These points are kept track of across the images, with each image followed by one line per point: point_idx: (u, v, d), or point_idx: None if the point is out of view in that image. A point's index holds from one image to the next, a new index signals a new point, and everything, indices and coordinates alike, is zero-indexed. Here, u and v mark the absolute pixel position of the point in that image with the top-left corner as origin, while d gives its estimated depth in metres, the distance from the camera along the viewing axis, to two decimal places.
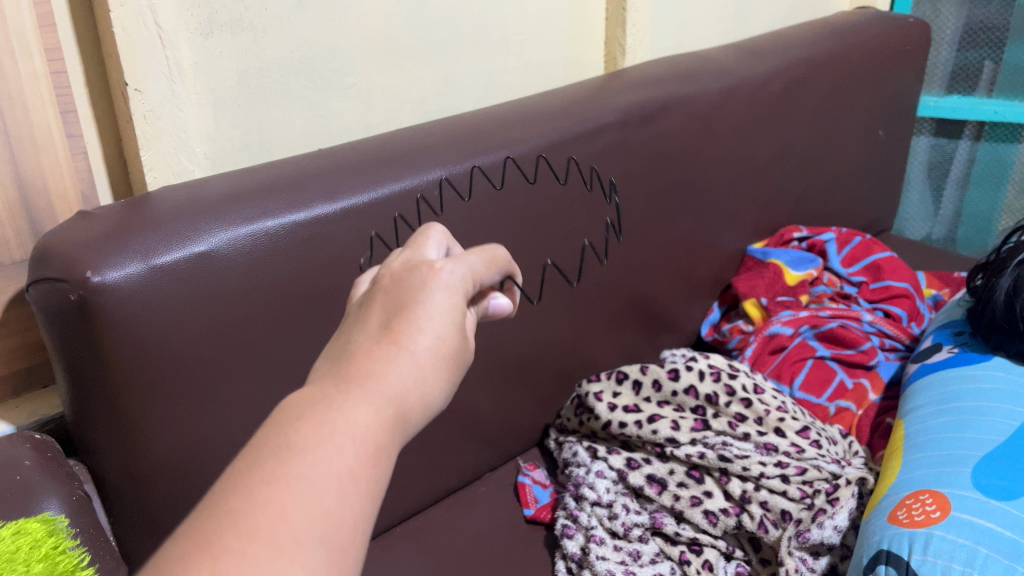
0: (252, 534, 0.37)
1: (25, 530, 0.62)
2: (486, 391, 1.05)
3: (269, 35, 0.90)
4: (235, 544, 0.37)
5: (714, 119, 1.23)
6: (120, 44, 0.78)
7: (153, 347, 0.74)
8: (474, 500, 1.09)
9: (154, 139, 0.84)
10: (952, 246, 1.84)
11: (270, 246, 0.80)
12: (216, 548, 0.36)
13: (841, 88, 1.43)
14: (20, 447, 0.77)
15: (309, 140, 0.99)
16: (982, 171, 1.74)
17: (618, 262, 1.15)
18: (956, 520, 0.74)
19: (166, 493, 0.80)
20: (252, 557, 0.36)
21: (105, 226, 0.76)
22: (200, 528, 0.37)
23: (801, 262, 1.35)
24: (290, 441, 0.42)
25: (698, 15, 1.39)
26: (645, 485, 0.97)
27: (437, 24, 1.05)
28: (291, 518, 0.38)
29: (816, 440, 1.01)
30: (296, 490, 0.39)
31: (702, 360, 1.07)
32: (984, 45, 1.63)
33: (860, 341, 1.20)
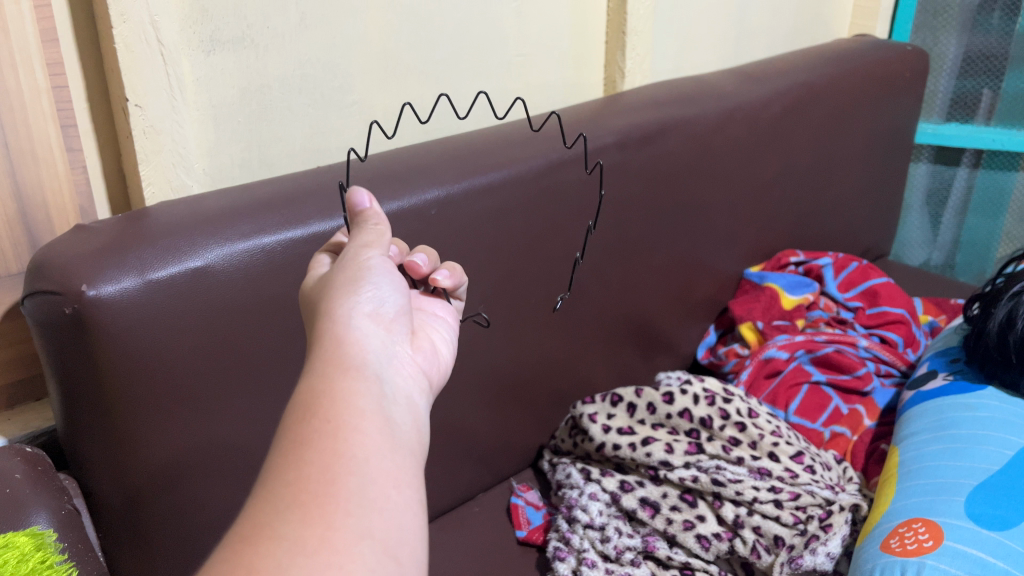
0: (271, 538, 0.37)
1: (13, 543, 0.62)
2: (480, 410, 1.05)
3: (271, 52, 0.91)
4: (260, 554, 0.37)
5: (713, 142, 1.23)
6: (122, 61, 0.79)
7: (147, 362, 0.74)
8: (466, 520, 1.08)
9: (153, 154, 0.84)
10: (950, 272, 1.85)
11: (267, 262, 0.81)
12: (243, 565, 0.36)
13: (839, 114, 1.44)
14: (11, 460, 0.77)
15: (309, 157, 0.99)
16: (982, 199, 1.75)
17: (615, 283, 1.15)
18: (949, 549, 0.74)
19: (156, 508, 0.79)
20: (243, 554, 0.37)
21: (103, 241, 0.76)
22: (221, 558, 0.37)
23: (798, 287, 1.36)
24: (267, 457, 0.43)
25: (697, 40, 1.40)
26: (638, 508, 0.96)
27: (438, 44, 1.06)
28: (277, 512, 0.39)
29: (810, 465, 1.00)
30: (275, 488, 0.40)
31: (696, 384, 1.06)
32: (983, 74, 1.64)
33: (855, 367, 1.20)
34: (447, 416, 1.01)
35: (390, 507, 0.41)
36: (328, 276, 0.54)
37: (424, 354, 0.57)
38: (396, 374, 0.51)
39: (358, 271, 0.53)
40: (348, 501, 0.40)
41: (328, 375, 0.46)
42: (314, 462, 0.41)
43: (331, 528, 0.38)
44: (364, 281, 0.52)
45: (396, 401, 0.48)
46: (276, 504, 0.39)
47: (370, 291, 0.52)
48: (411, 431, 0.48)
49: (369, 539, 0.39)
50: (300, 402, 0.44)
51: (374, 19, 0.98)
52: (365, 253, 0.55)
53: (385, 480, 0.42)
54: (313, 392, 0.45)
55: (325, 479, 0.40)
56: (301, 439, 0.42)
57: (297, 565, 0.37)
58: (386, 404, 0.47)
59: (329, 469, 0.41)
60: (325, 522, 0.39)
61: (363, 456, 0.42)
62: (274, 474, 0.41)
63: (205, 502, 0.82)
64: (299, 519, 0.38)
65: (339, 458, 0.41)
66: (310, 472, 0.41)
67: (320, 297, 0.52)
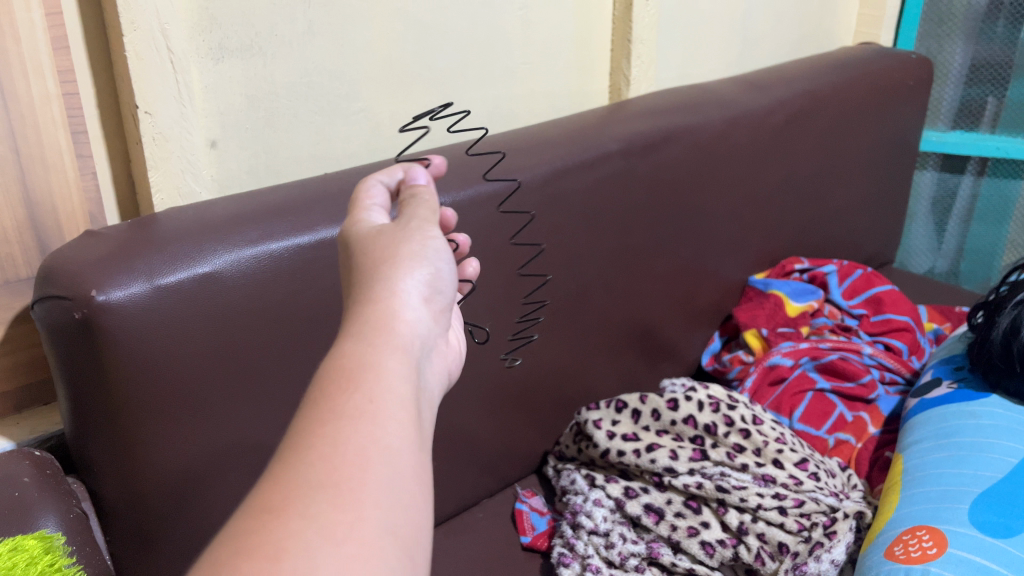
0: (301, 515, 0.35)
1: (22, 547, 0.63)
2: (485, 416, 1.06)
3: (279, 59, 0.91)
4: (285, 530, 0.34)
5: (717, 150, 1.24)
6: (132, 69, 0.79)
7: (155, 367, 0.75)
8: (470, 526, 1.09)
9: (162, 161, 0.85)
10: (955, 280, 1.85)
11: (274, 268, 0.81)
12: (265, 541, 0.33)
13: (843, 122, 1.45)
14: (20, 464, 0.78)
15: (316, 163, 1.00)
16: (985, 209, 1.75)
17: (619, 290, 1.16)
18: (953, 557, 0.74)
19: (163, 512, 0.80)
20: (271, 528, 0.34)
21: (112, 247, 0.77)
22: (239, 530, 0.34)
23: (802, 294, 1.36)
24: (296, 423, 0.40)
25: (702, 48, 1.41)
26: (643, 514, 0.96)
27: (445, 52, 1.07)
28: (307, 488, 0.36)
29: (815, 472, 1.00)
30: (306, 460, 0.37)
31: (701, 390, 1.06)
32: (987, 82, 1.65)
33: (860, 374, 1.21)
34: (451, 422, 1.02)
35: (416, 502, 0.39)
36: (386, 232, 0.52)
37: (451, 354, 0.55)
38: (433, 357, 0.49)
39: (424, 250, 0.50)
40: (378, 494, 0.37)
41: (375, 347, 0.44)
42: (350, 442, 0.38)
43: (359, 517, 0.36)
44: (427, 262, 0.50)
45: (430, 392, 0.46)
46: (306, 479, 0.36)
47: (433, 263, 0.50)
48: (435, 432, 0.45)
49: (392, 535, 0.36)
50: (342, 368, 0.42)
51: (380, 27, 0.99)
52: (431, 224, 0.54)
53: (412, 471, 0.39)
54: (359, 360, 0.42)
55: (359, 463, 0.38)
56: (340, 411, 0.39)
57: (326, 552, 0.34)
58: (420, 398, 0.44)
59: (364, 452, 0.38)
60: (353, 510, 0.36)
61: (399, 447, 0.39)
62: (306, 442, 0.38)
63: (211, 506, 0.83)
64: (328, 499, 0.36)
65: (375, 443, 0.39)
66: (345, 453, 0.38)
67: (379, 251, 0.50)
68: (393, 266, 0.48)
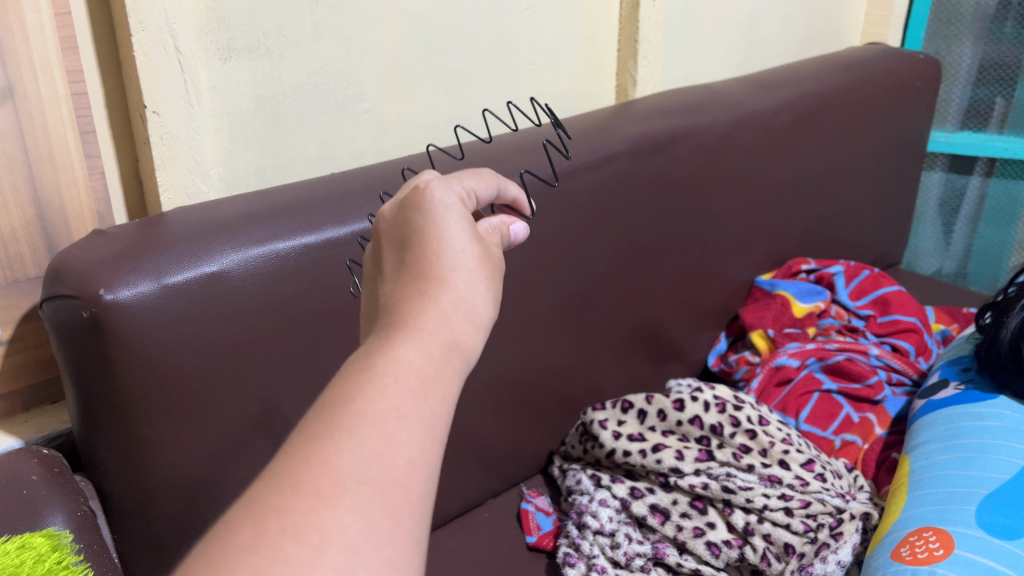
0: (343, 508, 0.33)
1: (29, 544, 0.63)
2: (491, 416, 1.06)
3: (286, 59, 0.92)
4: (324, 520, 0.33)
5: (724, 150, 1.24)
6: (140, 69, 0.80)
7: (162, 366, 0.75)
8: (476, 525, 1.09)
9: (170, 160, 0.85)
10: (962, 281, 1.84)
11: (280, 267, 0.82)
12: (301, 529, 0.32)
13: (851, 122, 1.44)
14: (28, 462, 0.78)
15: (323, 164, 1.00)
16: (994, 209, 1.75)
17: (625, 290, 1.16)
18: (960, 558, 0.74)
19: (170, 511, 0.80)
20: (317, 516, 0.33)
21: (120, 246, 0.77)
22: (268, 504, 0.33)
23: (809, 295, 1.36)
24: (351, 399, 0.38)
25: (708, 48, 1.41)
26: (648, 515, 0.96)
27: (452, 52, 1.07)
28: (355, 480, 0.34)
29: (821, 473, 1.00)
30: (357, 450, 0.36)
31: (707, 391, 1.06)
32: (995, 83, 1.64)
33: (866, 375, 1.20)
34: (457, 421, 1.02)
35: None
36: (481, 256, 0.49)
37: None
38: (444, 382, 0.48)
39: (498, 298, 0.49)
40: (419, 507, 0.36)
41: (441, 361, 0.42)
42: (404, 449, 0.37)
43: (399, 525, 0.35)
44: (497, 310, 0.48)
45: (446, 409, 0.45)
46: (357, 472, 0.35)
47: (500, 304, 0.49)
48: None
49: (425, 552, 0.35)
50: (403, 370, 0.40)
51: (387, 27, 0.99)
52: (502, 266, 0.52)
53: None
54: (437, 382, 0.40)
55: (407, 470, 0.36)
56: (398, 410, 0.38)
57: (367, 558, 0.33)
58: None
59: (415, 462, 0.37)
60: (393, 515, 0.35)
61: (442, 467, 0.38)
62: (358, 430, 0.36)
63: (218, 505, 0.83)
64: (375, 500, 0.34)
65: (423, 454, 0.37)
66: (399, 458, 0.36)
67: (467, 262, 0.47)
68: (483, 303, 0.46)
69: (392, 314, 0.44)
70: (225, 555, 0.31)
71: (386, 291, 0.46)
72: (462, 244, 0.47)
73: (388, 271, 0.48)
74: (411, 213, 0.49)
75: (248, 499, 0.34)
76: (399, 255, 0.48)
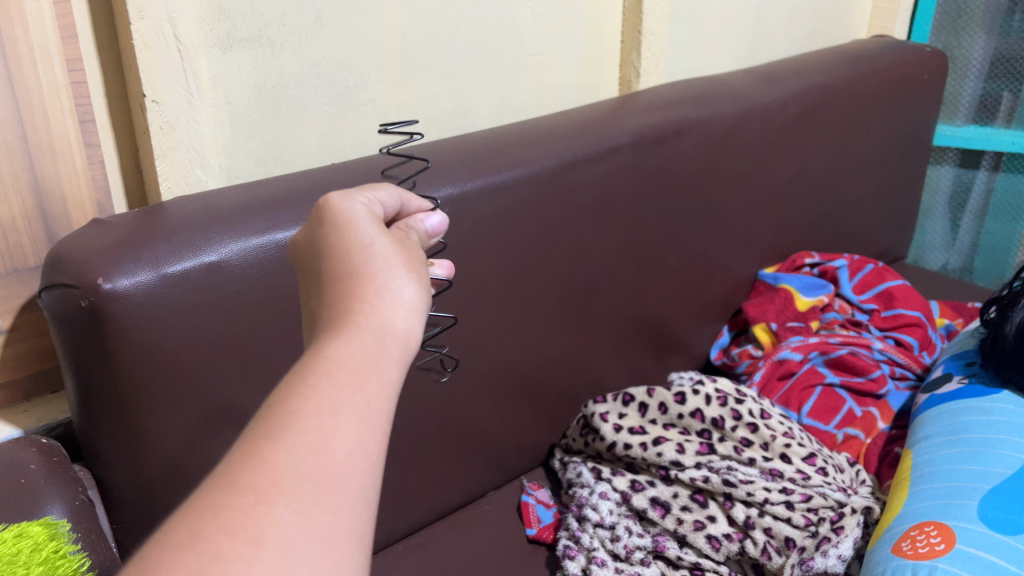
0: (286, 504, 0.34)
1: (26, 533, 0.64)
2: (491, 408, 1.06)
3: (287, 50, 0.91)
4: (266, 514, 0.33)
5: (729, 142, 1.23)
6: (140, 58, 0.79)
7: (160, 355, 0.75)
8: (477, 517, 1.08)
9: (169, 150, 0.85)
10: (968, 277, 1.83)
11: (280, 258, 0.81)
12: (249, 527, 0.33)
13: (857, 115, 1.44)
14: (26, 450, 0.77)
15: (324, 154, 1.00)
16: (1000, 203, 1.74)
17: (628, 283, 1.15)
18: (961, 553, 0.73)
19: (170, 500, 0.80)
20: (254, 513, 0.33)
21: (118, 235, 0.77)
22: (211, 503, 0.33)
23: (813, 288, 1.35)
24: (286, 401, 0.38)
25: (713, 40, 1.40)
26: (648, 508, 0.96)
27: (455, 43, 1.07)
28: (297, 478, 0.35)
29: (823, 467, 0.99)
30: (297, 447, 0.36)
31: (708, 384, 1.06)
32: (1002, 77, 1.63)
33: (869, 369, 1.19)
34: (457, 413, 1.02)
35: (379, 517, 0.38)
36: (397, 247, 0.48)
37: None
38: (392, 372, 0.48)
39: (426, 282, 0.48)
40: (358, 501, 0.36)
41: (377, 351, 0.41)
42: (341, 441, 0.37)
43: (339, 518, 0.35)
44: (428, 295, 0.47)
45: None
46: (296, 468, 0.35)
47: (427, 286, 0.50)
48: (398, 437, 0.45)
49: (364, 546, 0.36)
50: (344, 363, 0.40)
51: (390, 18, 0.99)
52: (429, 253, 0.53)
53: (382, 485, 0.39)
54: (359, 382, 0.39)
55: (345, 465, 0.36)
56: (334, 403, 0.38)
57: (305, 553, 0.33)
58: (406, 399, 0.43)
59: (352, 455, 0.37)
60: (333, 509, 0.35)
61: (380, 456, 0.39)
62: (290, 427, 0.36)
63: None
64: (312, 493, 0.35)
65: (362, 448, 0.38)
66: (336, 452, 0.36)
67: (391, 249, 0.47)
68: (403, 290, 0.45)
69: (323, 319, 0.43)
70: (172, 553, 0.31)
71: (310, 306, 0.46)
72: (370, 237, 0.47)
73: (310, 286, 0.47)
74: (319, 228, 0.48)
75: (198, 495, 0.34)
76: (314, 267, 0.47)
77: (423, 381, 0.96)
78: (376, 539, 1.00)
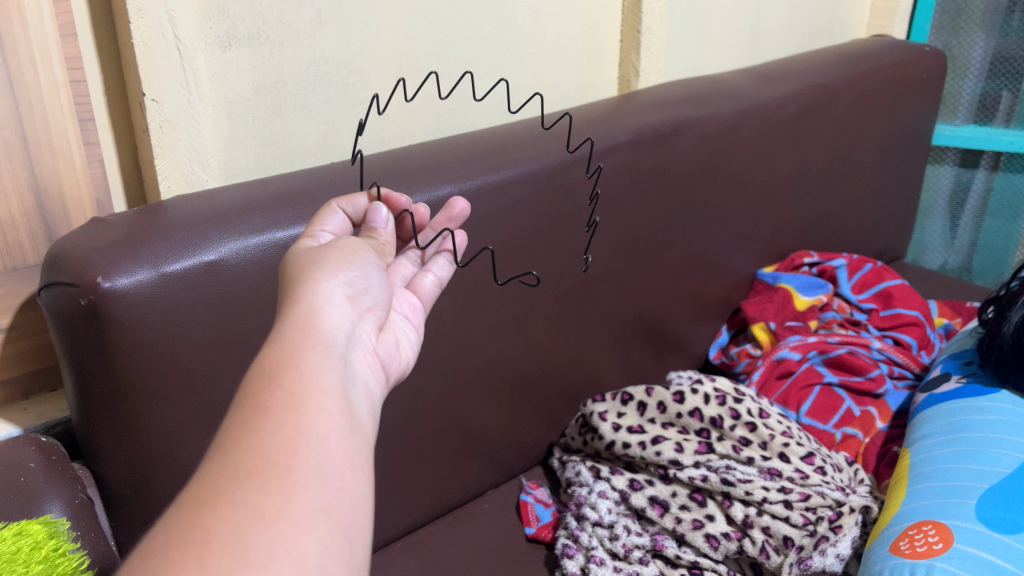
0: (231, 501, 0.37)
1: (26, 531, 0.64)
2: (490, 406, 1.06)
3: (287, 48, 0.91)
4: (215, 514, 0.36)
5: (728, 141, 1.23)
6: (140, 56, 0.79)
7: (160, 354, 0.75)
8: (476, 516, 1.09)
9: (169, 148, 0.85)
10: (967, 276, 1.84)
11: (280, 256, 0.81)
12: (203, 529, 0.35)
13: (856, 115, 1.44)
14: (25, 449, 0.77)
15: (323, 153, 1.00)
16: (999, 203, 1.74)
17: (627, 282, 1.15)
18: (958, 552, 0.73)
19: (169, 499, 0.81)
20: (199, 519, 0.36)
21: (119, 234, 0.77)
22: (170, 524, 0.36)
23: (812, 288, 1.35)
24: (225, 424, 0.42)
25: (713, 39, 1.40)
26: (647, 507, 0.96)
27: (454, 42, 1.07)
28: (235, 479, 0.38)
29: (821, 466, 0.99)
30: (235, 453, 0.39)
31: (707, 384, 1.06)
32: (1002, 76, 1.63)
33: (868, 368, 1.19)
34: (455, 412, 1.02)
35: (345, 486, 0.41)
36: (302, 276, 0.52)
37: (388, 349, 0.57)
38: (356, 358, 0.51)
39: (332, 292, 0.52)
40: (306, 478, 0.39)
41: (288, 358, 0.45)
42: (276, 433, 0.40)
43: (288, 499, 0.38)
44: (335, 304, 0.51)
45: (357, 386, 0.49)
46: (236, 470, 0.38)
47: (350, 278, 0.54)
48: (367, 419, 0.48)
49: (325, 515, 0.39)
50: (266, 369, 0.44)
51: (389, 17, 0.99)
52: (361, 248, 0.58)
53: (342, 457, 0.42)
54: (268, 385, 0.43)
55: (281, 453, 0.39)
56: (262, 407, 0.41)
57: (256, 535, 0.36)
58: (347, 384, 0.47)
59: (286, 444, 0.40)
60: (280, 494, 0.38)
61: (324, 433, 0.42)
62: (228, 440, 0.40)
63: None
64: (256, 486, 0.38)
65: (301, 432, 0.41)
66: (268, 446, 0.39)
67: (298, 269, 0.53)
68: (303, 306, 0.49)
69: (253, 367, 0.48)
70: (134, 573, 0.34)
71: None
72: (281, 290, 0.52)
73: None
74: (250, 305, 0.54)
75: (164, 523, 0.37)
76: None
77: (422, 380, 0.96)
78: (375, 537, 1.01)
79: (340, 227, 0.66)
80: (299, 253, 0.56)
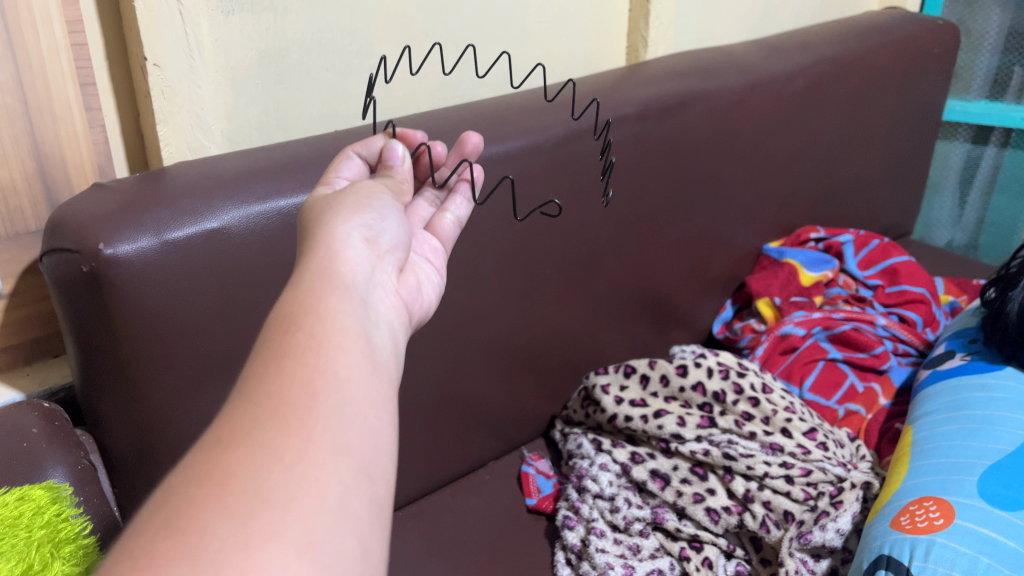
0: (254, 441, 0.36)
1: (29, 496, 0.64)
2: (492, 378, 1.06)
3: (290, 14, 0.90)
4: (237, 454, 0.36)
5: (736, 115, 1.21)
6: (141, 20, 0.78)
7: (163, 322, 0.75)
8: (477, 487, 1.09)
9: (171, 115, 0.84)
10: (973, 253, 1.83)
11: (282, 225, 0.81)
12: (225, 469, 0.35)
13: (866, 89, 1.42)
14: (27, 414, 0.77)
15: (326, 122, 0.99)
16: (1009, 179, 1.72)
17: (630, 256, 1.15)
18: (959, 528, 0.72)
19: (171, 465, 0.81)
20: (221, 457, 0.36)
21: (120, 200, 0.76)
22: (192, 463, 0.36)
23: (818, 264, 1.35)
24: (248, 365, 0.42)
25: (722, 10, 1.38)
26: (648, 480, 0.96)
27: (459, 10, 1.05)
28: (256, 420, 0.38)
29: (823, 442, 0.99)
30: (255, 397, 0.39)
31: (711, 358, 1.05)
32: (1015, 51, 1.60)
33: (873, 345, 1.18)
34: (457, 384, 1.02)
35: (368, 427, 0.41)
36: (320, 221, 0.51)
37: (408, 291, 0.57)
38: (377, 302, 0.51)
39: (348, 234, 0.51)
40: (329, 419, 0.39)
41: (307, 302, 0.44)
42: (296, 373, 0.40)
43: (311, 441, 0.37)
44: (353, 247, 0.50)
45: (378, 326, 0.48)
46: (258, 409, 0.38)
47: (367, 222, 0.54)
48: (389, 360, 0.47)
49: (347, 455, 0.38)
50: (288, 310, 0.43)
51: None
52: (377, 192, 0.57)
53: (364, 398, 0.42)
54: (288, 328, 0.42)
55: (302, 392, 0.39)
56: (284, 348, 0.41)
57: (279, 474, 0.35)
58: (368, 326, 0.46)
59: (306, 384, 0.40)
60: (302, 433, 0.37)
61: (346, 374, 0.41)
62: (249, 385, 0.40)
63: None
64: (279, 426, 0.37)
65: (322, 373, 0.40)
66: (289, 385, 0.39)
67: (316, 215, 0.52)
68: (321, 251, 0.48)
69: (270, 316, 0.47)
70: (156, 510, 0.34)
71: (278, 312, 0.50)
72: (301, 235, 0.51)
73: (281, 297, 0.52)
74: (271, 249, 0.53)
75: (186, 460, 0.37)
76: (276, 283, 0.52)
77: (424, 351, 0.96)
78: None
79: (356, 173, 0.66)
80: (316, 200, 0.55)
